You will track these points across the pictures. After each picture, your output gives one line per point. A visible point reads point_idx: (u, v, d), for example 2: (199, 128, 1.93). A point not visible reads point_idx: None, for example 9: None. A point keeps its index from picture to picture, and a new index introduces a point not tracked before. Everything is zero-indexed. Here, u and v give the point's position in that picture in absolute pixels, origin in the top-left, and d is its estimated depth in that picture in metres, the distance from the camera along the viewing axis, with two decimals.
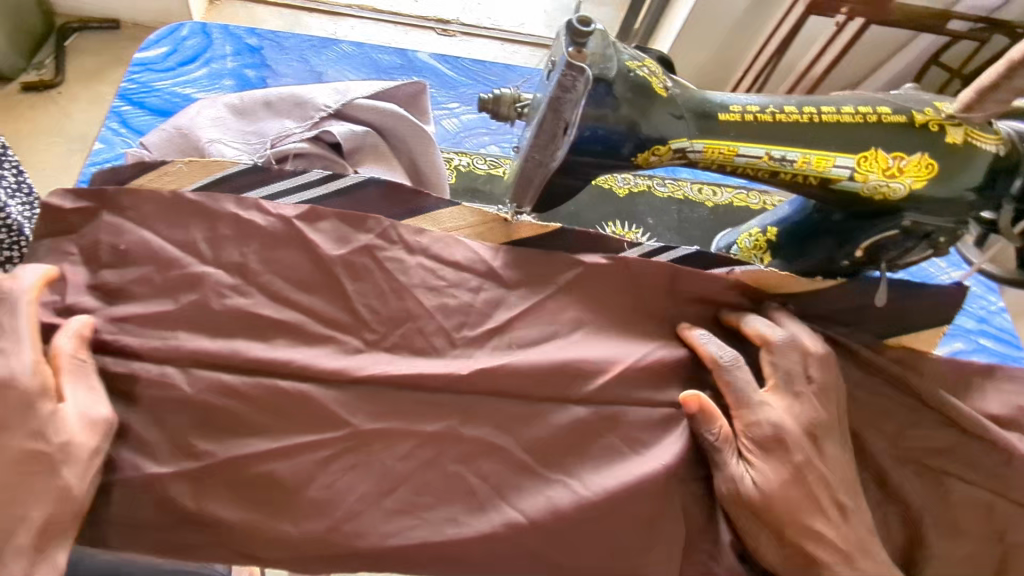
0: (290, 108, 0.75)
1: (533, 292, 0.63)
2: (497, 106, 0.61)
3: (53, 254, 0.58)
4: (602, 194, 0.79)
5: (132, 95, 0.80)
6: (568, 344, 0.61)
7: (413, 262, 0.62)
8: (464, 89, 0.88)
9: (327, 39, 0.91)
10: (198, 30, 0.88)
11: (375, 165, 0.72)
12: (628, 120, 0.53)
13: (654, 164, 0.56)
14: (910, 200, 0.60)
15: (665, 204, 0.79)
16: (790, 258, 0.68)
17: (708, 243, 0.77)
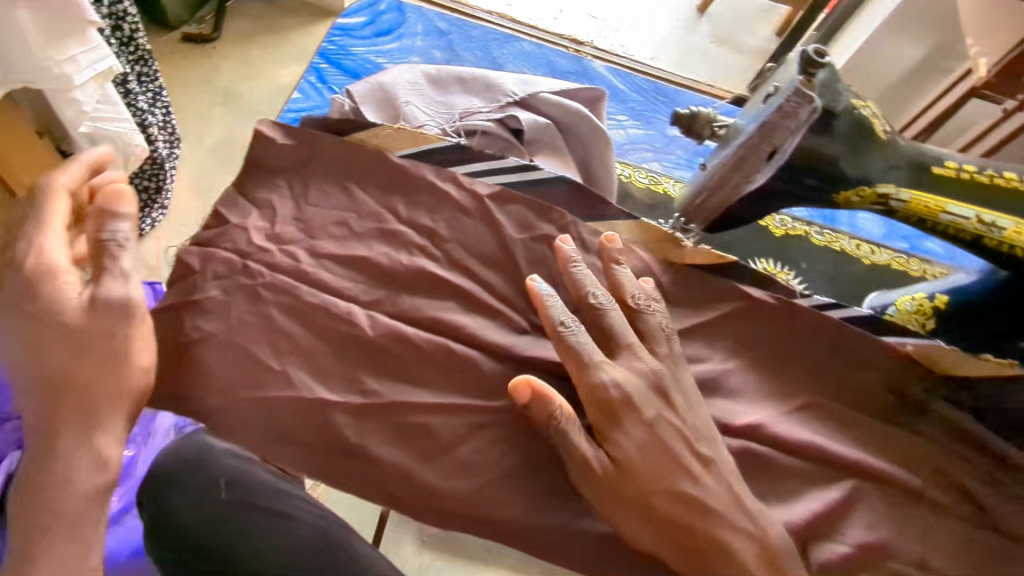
0: (480, 88, 0.81)
1: (689, 313, 0.69)
2: (692, 123, 0.62)
3: (267, 188, 0.71)
4: (758, 230, 0.79)
5: (330, 55, 0.86)
6: (716, 369, 0.66)
7: (586, 260, 0.69)
8: (633, 103, 0.90)
9: (510, 35, 0.94)
10: (394, 6, 0.92)
11: (550, 158, 0.77)
12: (837, 158, 0.55)
13: (852, 204, 0.58)
14: None
15: (820, 253, 0.79)
16: (954, 331, 0.71)
17: (858, 298, 0.76)
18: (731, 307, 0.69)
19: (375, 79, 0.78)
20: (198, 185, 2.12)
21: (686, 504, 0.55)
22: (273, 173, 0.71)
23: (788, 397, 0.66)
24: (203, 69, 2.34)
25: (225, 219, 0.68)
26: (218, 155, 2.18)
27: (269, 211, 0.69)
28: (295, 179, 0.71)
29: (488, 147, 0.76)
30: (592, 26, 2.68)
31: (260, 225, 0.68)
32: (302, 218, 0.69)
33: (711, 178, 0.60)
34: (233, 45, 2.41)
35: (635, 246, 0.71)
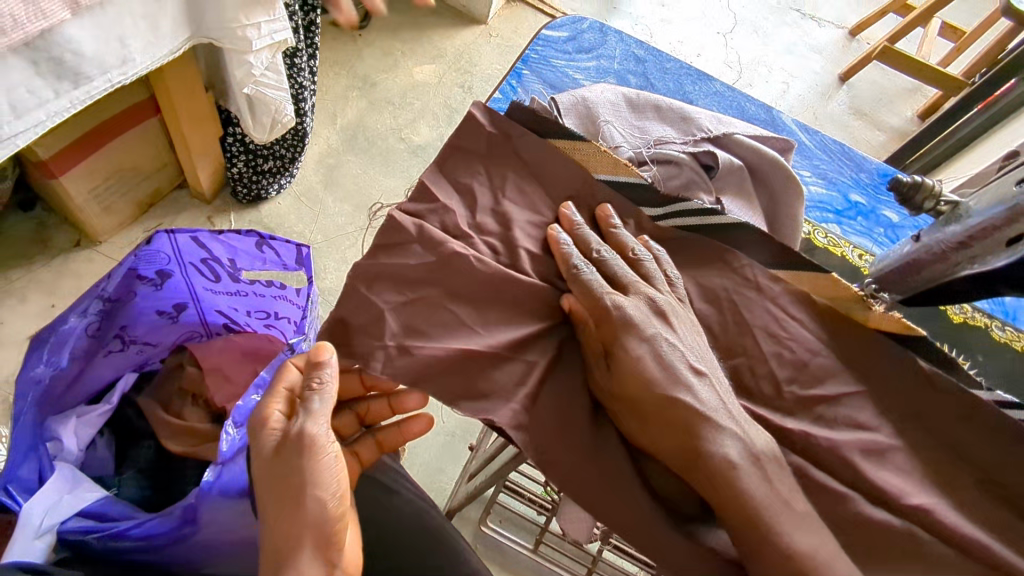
0: (676, 119, 0.82)
1: (863, 379, 0.67)
2: (915, 193, 0.62)
3: (467, 172, 0.73)
4: (935, 314, 0.78)
5: (532, 61, 0.90)
6: (886, 442, 0.64)
7: (761, 303, 0.69)
8: (820, 163, 0.91)
9: (704, 75, 0.96)
10: (597, 28, 0.97)
11: (735, 200, 0.75)
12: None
13: None
14: None
15: (998, 349, 0.76)
16: None
17: None
18: (909, 383, 0.66)
19: (580, 94, 0.80)
20: (324, 160, 2.21)
21: (734, 495, 0.58)
22: (471, 158, 0.73)
23: (961, 490, 0.62)
24: (352, 51, 2.46)
25: (426, 190, 0.71)
26: (348, 135, 2.27)
27: (470, 197, 0.72)
28: (493, 168, 0.73)
29: (673, 179, 0.76)
30: (728, 75, 2.66)
31: (463, 209, 0.71)
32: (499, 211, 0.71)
33: (929, 250, 0.60)
34: (380, 35, 2.52)
35: (813, 298, 0.70)
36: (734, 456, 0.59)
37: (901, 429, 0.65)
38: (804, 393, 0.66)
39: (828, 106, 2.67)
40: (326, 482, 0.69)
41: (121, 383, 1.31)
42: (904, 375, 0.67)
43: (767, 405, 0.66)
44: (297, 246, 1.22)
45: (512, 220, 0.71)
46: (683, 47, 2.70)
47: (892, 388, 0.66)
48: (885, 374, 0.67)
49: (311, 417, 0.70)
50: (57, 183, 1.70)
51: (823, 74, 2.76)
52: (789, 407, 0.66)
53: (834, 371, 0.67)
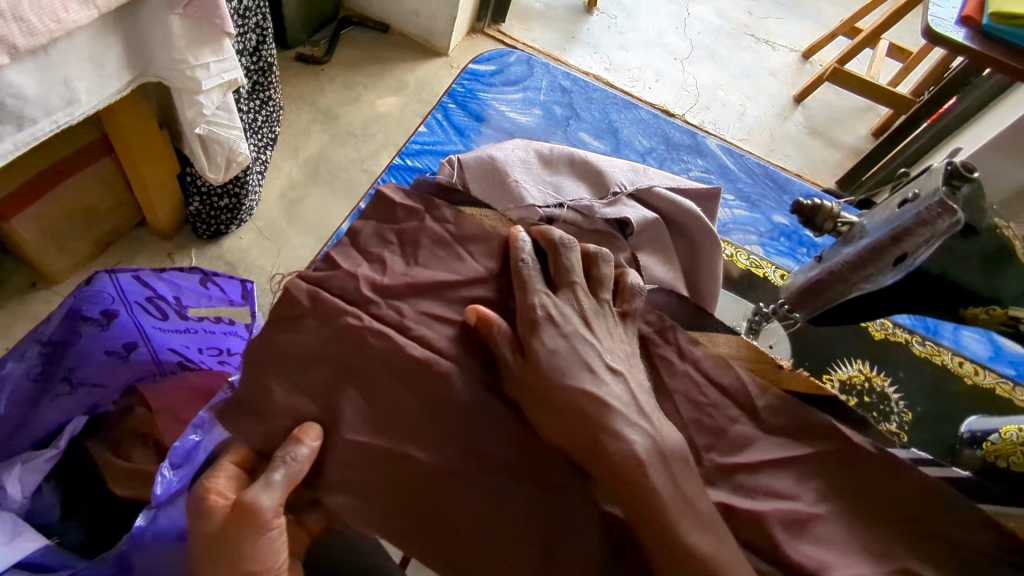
0: (588, 176, 0.81)
1: (788, 445, 0.64)
2: (814, 215, 0.63)
3: (377, 240, 0.72)
4: (856, 331, 0.78)
5: (459, 97, 0.99)
6: (806, 510, 0.60)
7: (681, 368, 0.68)
8: (742, 186, 0.98)
9: (629, 103, 1.07)
10: (524, 61, 1.09)
11: (652, 257, 0.77)
12: (978, 277, 0.56)
13: (981, 318, 0.59)
14: None
15: (919, 365, 0.77)
16: None
17: (954, 421, 0.73)
18: (826, 448, 0.64)
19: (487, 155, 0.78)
20: (286, 194, 2.21)
21: None
22: (384, 226, 0.74)
23: (887, 560, 0.59)
24: (313, 86, 2.48)
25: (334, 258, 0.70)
26: (310, 169, 2.27)
27: (380, 264, 0.70)
28: (405, 237, 0.73)
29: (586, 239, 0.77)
30: (686, 99, 2.72)
31: (369, 275, 0.69)
32: (412, 275, 0.69)
33: (828, 271, 0.62)
34: (342, 69, 2.53)
35: (731, 360, 0.68)
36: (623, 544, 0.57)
37: (822, 498, 0.62)
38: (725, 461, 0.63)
39: (784, 128, 2.72)
40: (270, 545, 0.64)
41: (71, 425, 1.25)
42: (822, 437, 0.65)
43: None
44: (242, 280, 1.29)
45: (428, 284, 0.69)
46: (642, 74, 2.76)
47: (815, 454, 0.64)
48: (806, 438, 0.65)
49: (265, 488, 0.61)
50: (8, 227, 1.68)
51: (779, 95, 2.83)
52: (709, 476, 0.63)
53: (749, 436, 0.64)
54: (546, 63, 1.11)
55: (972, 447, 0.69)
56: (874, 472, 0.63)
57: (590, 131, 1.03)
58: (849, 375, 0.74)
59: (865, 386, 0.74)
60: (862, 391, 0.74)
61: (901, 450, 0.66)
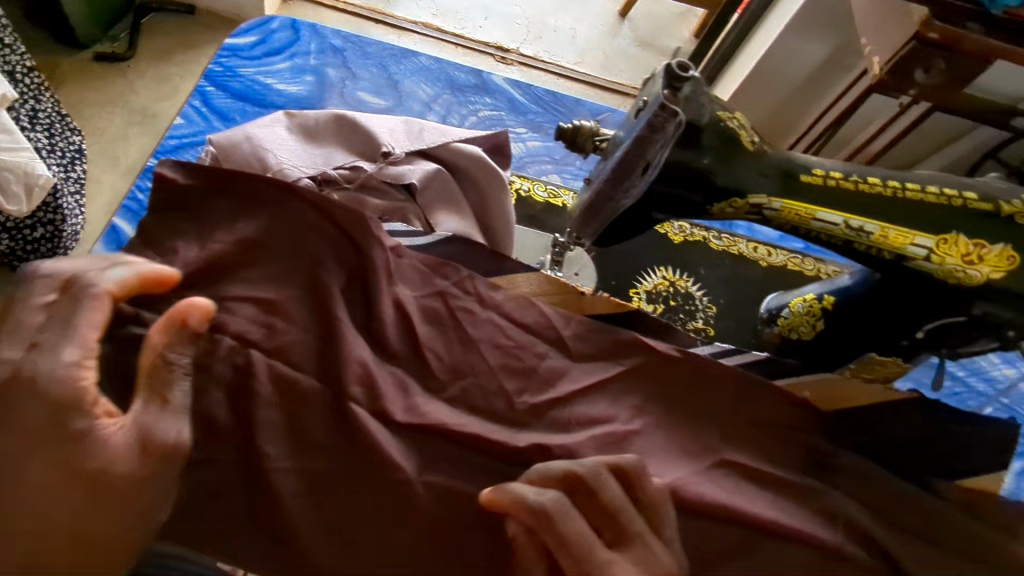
0: (357, 142, 0.75)
1: (599, 368, 0.65)
2: (576, 136, 0.61)
3: (132, 249, 0.63)
4: (658, 240, 0.80)
5: (217, 78, 0.91)
6: (622, 429, 0.61)
7: (483, 315, 0.65)
8: (533, 117, 0.98)
9: (408, 51, 1.01)
10: (289, 25, 1.01)
11: (447, 214, 0.71)
12: (704, 168, 0.52)
13: (728, 215, 0.55)
14: (983, 289, 0.53)
15: (718, 258, 0.79)
16: (844, 334, 0.67)
17: (756, 301, 0.77)
18: (638, 360, 0.66)
19: (243, 131, 0.71)
20: None
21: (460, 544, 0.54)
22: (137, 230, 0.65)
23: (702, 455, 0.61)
24: None
25: None
26: None
27: None
28: (164, 238, 0.64)
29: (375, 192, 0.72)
30: (516, 32, 2.68)
31: None
32: (204, 256, 0.62)
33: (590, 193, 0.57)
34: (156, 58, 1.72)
35: (534, 299, 0.67)
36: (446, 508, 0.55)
37: (637, 411, 0.63)
38: (547, 397, 0.62)
39: (615, 44, 2.75)
40: None
41: None
42: (630, 352, 0.66)
43: (499, 423, 0.60)
44: None
45: (216, 267, 0.62)
46: (467, 13, 2.68)
47: (628, 369, 0.65)
48: (616, 356, 0.65)
49: None
50: None
51: (603, 12, 2.84)
52: (524, 417, 0.61)
53: (561, 371, 0.64)
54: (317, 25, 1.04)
55: (768, 325, 0.73)
56: (681, 373, 0.66)
57: (371, 86, 0.97)
58: (653, 284, 0.76)
59: (671, 290, 0.76)
60: (667, 296, 0.76)
61: (704, 347, 0.70)
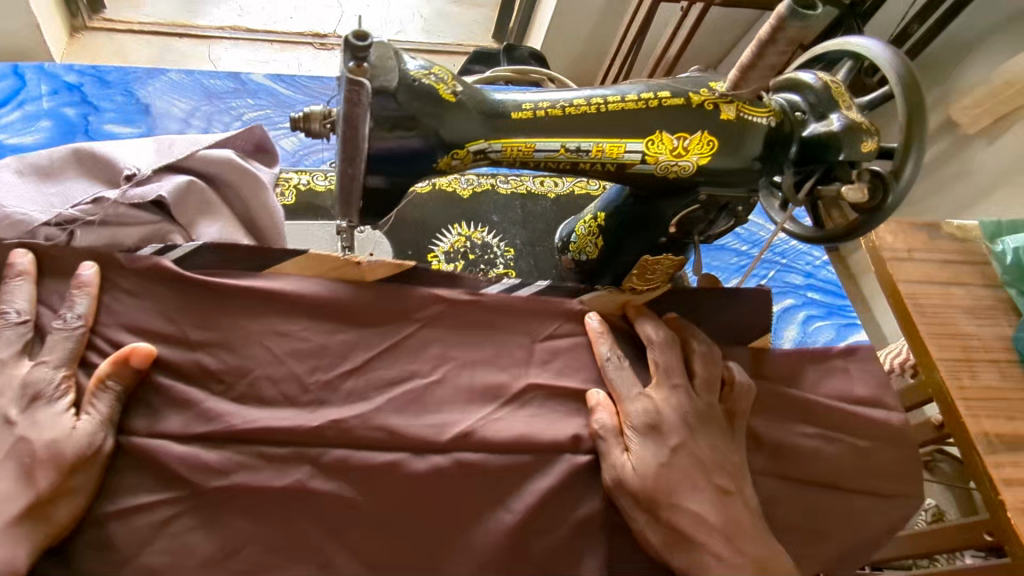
0: (101, 170, 0.67)
1: (394, 330, 0.61)
2: (308, 123, 0.59)
3: None
4: (447, 198, 0.82)
5: None
6: (428, 382, 0.60)
7: (257, 305, 0.59)
8: (298, 104, 1.01)
9: (154, 72, 0.99)
10: (9, 73, 0.92)
11: (209, 224, 0.64)
12: (420, 129, 0.52)
13: (457, 167, 0.56)
14: (699, 174, 0.57)
15: (508, 201, 0.83)
16: (615, 243, 0.70)
17: (551, 234, 0.82)
18: (437, 312, 0.63)
19: None
20: None
21: (273, 538, 0.53)
22: None
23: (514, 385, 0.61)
24: None
25: None
26: None
27: None
28: None
29: (115, 219, 0.61)
30: None
31: None
32: None
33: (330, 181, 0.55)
34: None
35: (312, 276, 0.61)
36: (251, 508, 0.53)
37: (444, 361, 0.61)
38: (342, 371, 0.58)
39: None
40: None
41: None
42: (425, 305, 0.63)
43: (294, 407, 0.56)
44: None
45: None
46: None
47: (428, 321, 0.62)
48: (414, 310, 0.62)
49: None
50: None
51: None
52: (320, 395, 0.57)
53: (356, 341, 0.60)
54: (41, 65, 0.95)
55: (564, 254, 0.78)
56: (480, 310, 0.64)
57: (121, 118, 0.92)
58: (450, 243, 0.78)
59: (468, 244, 0.79)
60: (465, 251, 0.78)
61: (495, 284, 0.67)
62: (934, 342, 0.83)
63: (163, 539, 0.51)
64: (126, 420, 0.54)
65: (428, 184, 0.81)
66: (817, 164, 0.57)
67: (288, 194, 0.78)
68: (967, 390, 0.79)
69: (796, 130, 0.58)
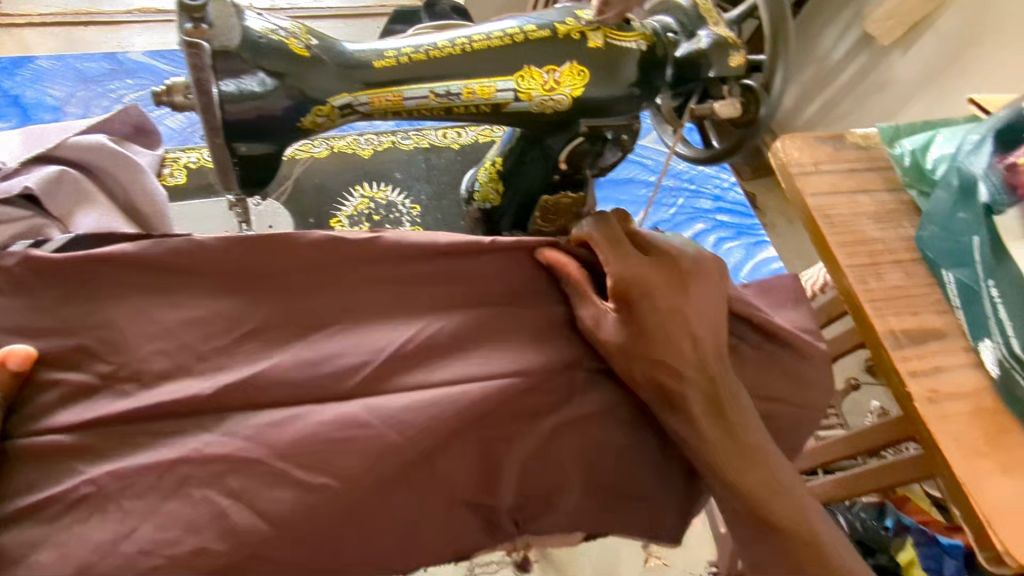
0: None
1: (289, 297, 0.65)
2: (171, 96, 0.54)
3: None
4: (347, 160, 0.80)
5: None
6: (327, 348, 0.62)
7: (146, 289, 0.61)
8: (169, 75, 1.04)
9: (15, 60, 0.96)
10: None
11: (84, 212, 0.64)
12: (275, 86, 0.50)
13: (325, 125, 0.54)
14: (576, 108, 0.57)
15: (411, 157, 0.82)
16: (516, 186, 0.70)
17: (457, 185, 0.81)
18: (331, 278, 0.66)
19: None
20: None
21: (174, 512, 0.53)
22: None
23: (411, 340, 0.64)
24: None
25: None
26: None
27: None
28: None
29: None
30: None
31: None
32: None
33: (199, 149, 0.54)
34: None
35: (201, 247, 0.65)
36: (150, 484, 0.54)
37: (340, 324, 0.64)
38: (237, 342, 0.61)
39: None
40: None
41: None
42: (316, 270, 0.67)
43: (189, 381, 0.59)
44: None
45: None
46: None
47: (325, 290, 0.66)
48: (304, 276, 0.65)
49: None
50: None
51: None
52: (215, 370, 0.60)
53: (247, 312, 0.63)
54: None
55: (469, 205, 0.77)
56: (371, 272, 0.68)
57: None
58: (354, 207, 0.77)
59: (372, 205, 0.77)
60: (369, 212, 0.77)
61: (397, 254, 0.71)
62: (842, 248, 0.85)
63: (71, 523, 0.52)
64: (25, 418, 0.56)
65: (326, 149, 0.80)
66: (694, 82, 0.58)
67: (178, 173, 0.76)
68: (874, 292, 0.82)
69: (669, 53, 0.57)
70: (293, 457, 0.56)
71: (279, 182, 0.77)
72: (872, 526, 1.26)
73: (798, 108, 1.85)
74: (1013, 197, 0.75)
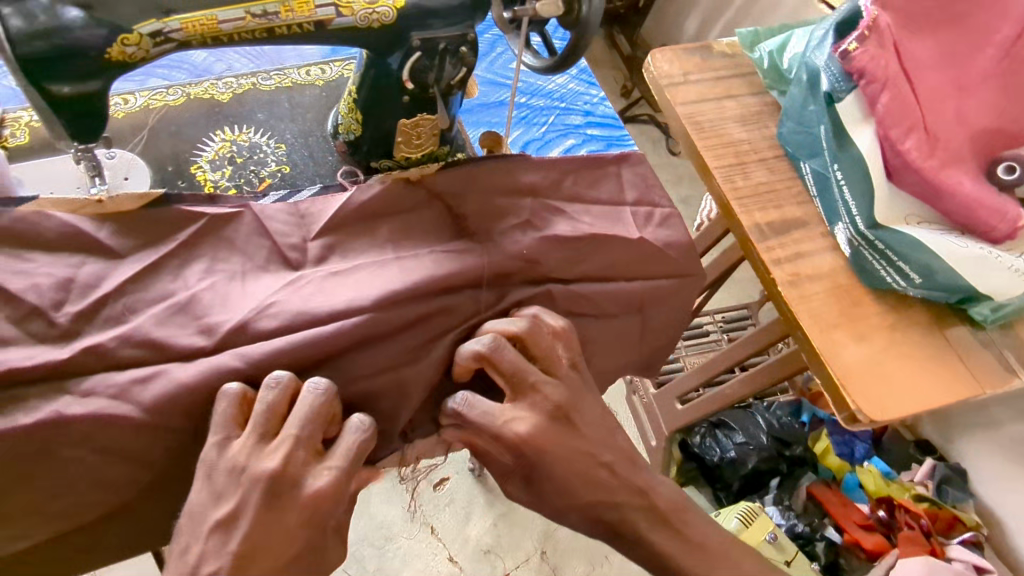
0: None
1: (151, 250, 0.65)
2: None
3: None
4: (203, 106, 0.78)
5: None
6: (184, 296, 0.62)
7: None
8: None
9: None
10: None
11: None
12: (81, 16, 0.52)
13: (137, 55, 0.55)
14: (401, 20, 0.60)
15: (273, 97, 0.80)
16: (370, 116, 0.69)
17: (322, 123, 0.80)
18: (193, 229, 0.66)
19: None
20: None
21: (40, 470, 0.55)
22: None
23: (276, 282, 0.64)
24: None
25: None
26: None
27: None
28: None
29: None
30: None
31: None
32: None
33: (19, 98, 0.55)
34: None
35: (48, 208, 0.64)
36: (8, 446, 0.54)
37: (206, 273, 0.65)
38: (85, 304, 0.60)
39: None
40: None
41: None
42: (176, 223, 0.66)
43: (42, 343, 0.58)
44: None
45: None
46: None
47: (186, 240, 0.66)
48: (169, 230, 0.66)
49: None
50: None
51: None
52: (68, 330, 0.59)
53: (101, 272, 0.62)
54: None
55: (337, 139, 0.76)
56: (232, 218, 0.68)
57: None
58: (214, 151, 0.75)
59: (233, 149, 0.76)
60: (231, 155, 0.76)
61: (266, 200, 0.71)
62: (711, 152, 0.88)
63: None
64: None
65: (181, 97, 0.77)
66: None
67: (20, 134, 0.73)
68: (741, 190, 0.86)
69: None
70: (157, 403, 0.56)
71: (133, 132, 0.74)
72: (788, 422, 1.30)
73: (700, 34, 1.88)
74: (850, 84, 0.79)
